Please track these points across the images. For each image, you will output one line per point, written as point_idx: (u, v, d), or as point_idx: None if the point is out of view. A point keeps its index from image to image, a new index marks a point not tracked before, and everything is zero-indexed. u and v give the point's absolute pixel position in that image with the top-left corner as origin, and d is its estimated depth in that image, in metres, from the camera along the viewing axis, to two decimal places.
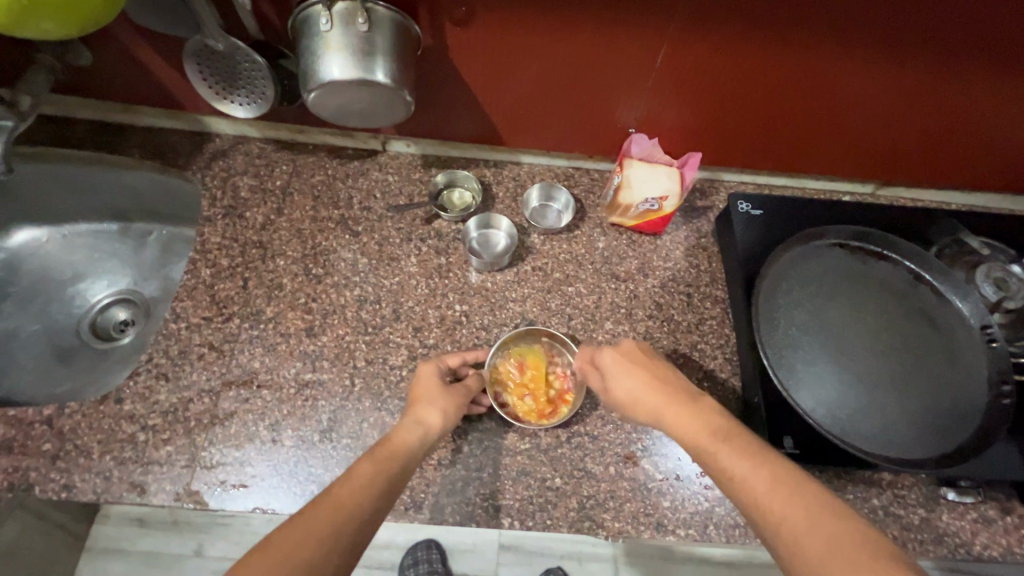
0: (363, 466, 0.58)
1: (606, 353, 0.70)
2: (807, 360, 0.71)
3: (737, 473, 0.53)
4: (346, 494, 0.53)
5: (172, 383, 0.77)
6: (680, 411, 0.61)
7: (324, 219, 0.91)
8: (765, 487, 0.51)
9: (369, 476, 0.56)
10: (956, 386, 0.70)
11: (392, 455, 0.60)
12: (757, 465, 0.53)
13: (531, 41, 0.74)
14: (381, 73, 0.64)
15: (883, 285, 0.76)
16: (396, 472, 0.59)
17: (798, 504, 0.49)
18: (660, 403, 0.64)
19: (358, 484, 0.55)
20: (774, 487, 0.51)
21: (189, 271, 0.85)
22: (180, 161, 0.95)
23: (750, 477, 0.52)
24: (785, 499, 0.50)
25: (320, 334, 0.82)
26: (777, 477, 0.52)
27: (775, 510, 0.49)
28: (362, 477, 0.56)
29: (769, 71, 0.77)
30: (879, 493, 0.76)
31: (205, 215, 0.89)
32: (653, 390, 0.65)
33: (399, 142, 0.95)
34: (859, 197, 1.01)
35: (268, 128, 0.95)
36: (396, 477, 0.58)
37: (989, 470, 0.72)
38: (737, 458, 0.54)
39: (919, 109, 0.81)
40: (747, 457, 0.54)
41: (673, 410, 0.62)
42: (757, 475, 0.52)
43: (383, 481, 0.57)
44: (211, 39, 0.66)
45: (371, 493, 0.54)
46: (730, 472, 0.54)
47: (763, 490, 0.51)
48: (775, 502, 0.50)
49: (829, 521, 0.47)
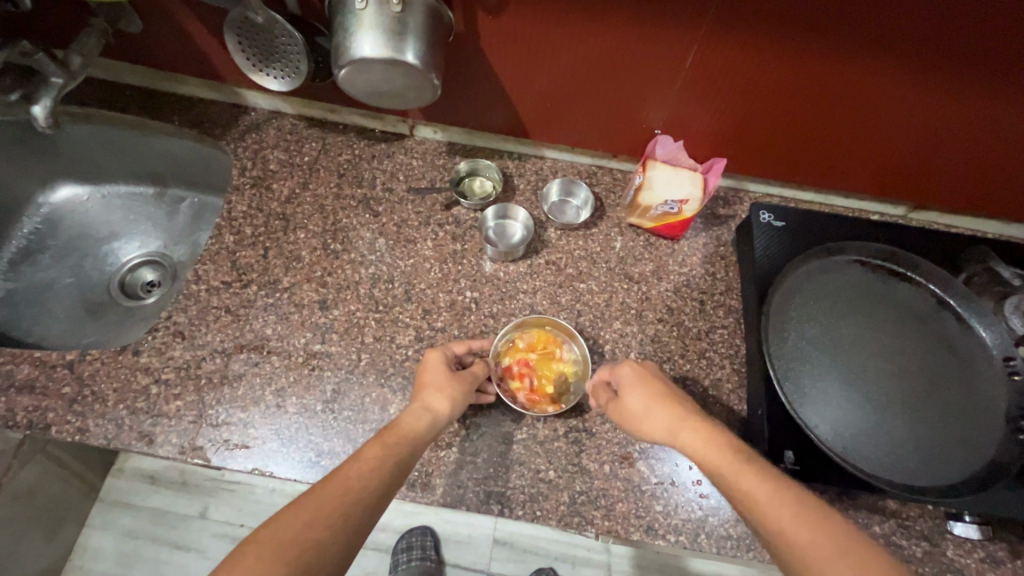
0: (374, 448, 0.59)
1: (625, 367, 0.72)
2: (815, 375, 0.70)
3: (758, 501, 0.52)
4: (357, 475, 0.54)
5: (187, 342, 0.80)
6: (692, 430, 0.62)
7: (347, 197, 0.93)
8: (789, 519, 0.50)
9: (379, 458, 0.58)
10: (970, 417, 0.67)
11: (402, 438, 0.61)
12: (779, 496, 0.52)
13: (560, 34, 0.75)
14: (411, 54, 0.66)
15: (903, 306, 0.74)
16: (407, 456, 0.60)
17: (823, 536, 0.48)
18: (672, 417, 0.64)
19: (369, 467, 0.56)
20: (798, 520, 0.50)
21: (214, 237, 0.88)
22: (216, 131, 0.98)
23: (772, 508, 0.51)
24: (809, 530, 0.49)
25: (333, 308, 0.84)
26: (800, 508, 0.51)
27: (800, 544, 0.48)
28: (372, 458, 0.57)
29: (804, 80, 0.75)
30: (881, 521, 0.74)
31: (234, 183, 0.92)
32: (665, 404, 0.66)
33: (426, 127, 0.97)
34: (888, 218, 0.98)
35: (301, 105, 0.97)
36: (407, 460, 0.59)
37: (1002, 508, 0.69)
38: (756, 485, 0.54)
39: (960, 131, 0.78)
40: (767, 487, 0.53)
41: (683, 428, 0.62)
42: (779, 506, 0.51)
43: (393, 463, 0.58)
44: (250, 11, 0.68)
45: (382, 475, 0.56)
46: (751, 502, 0.53)
47: (786, 523, 0.50)
48: (801, 536, 0.48)
49: (857, 556, 0.46)
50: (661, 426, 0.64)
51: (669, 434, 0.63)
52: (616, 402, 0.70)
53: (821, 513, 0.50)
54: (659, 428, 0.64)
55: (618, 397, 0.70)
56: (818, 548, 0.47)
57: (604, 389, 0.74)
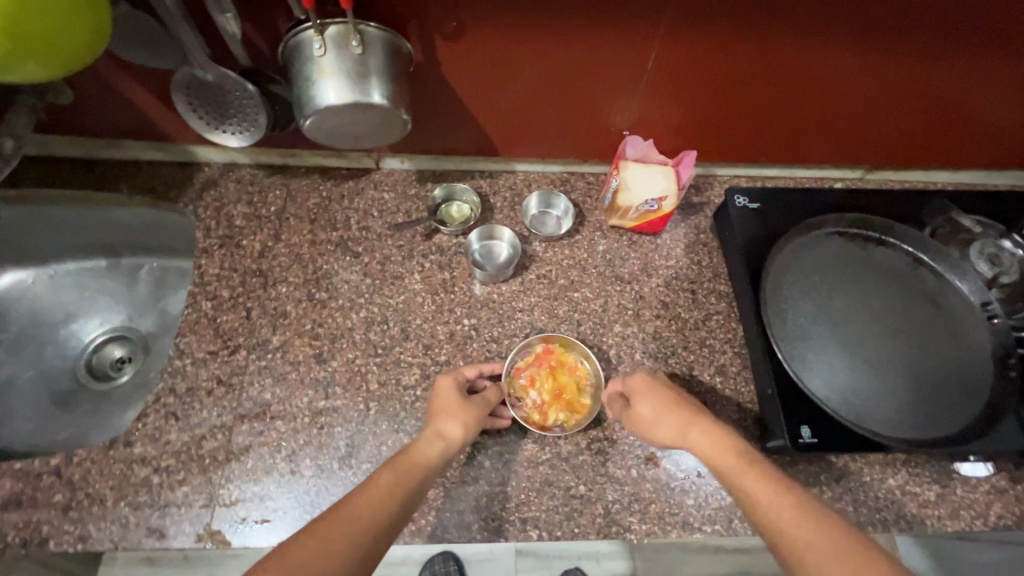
0: (384, 475, 0.58)
1: (637, 376, 0.73)
2: (818, 349, 0.73)
3: (759, 503, 0.54)
4: (365, 504, 0.53)
5: (182, 422, 0.76)
6: (700, 434, 0.63)
7: (323, 242, 0.90)
8: (788, 518, 0.51)
9: (388, 486, 0.56)
10: (962, 364, 0.72)
11: (412, 465, 0.60)
12: (778, 497, 0.54)
13: (521, 51, 0.74)
14: (377, 94, 0.64)
15: (884, 269, 0.78)
16: (416, 484, 0.58)
17: (821, 535, 0.49)
18: (681, 422, 0.66)
19: (378, 495, 0.55)
20: (795, 520, 0.51)
21: (190, 305, 0.83)
22: (171, 194, 0.93)
23: (772, 510, 0.53)
24: (806, 529, 0.50)
25: (330, 359, 0.81)
26: (799, 508, 0.52)
27: (798, 542, 0.50)
28: (382, 486, 0.56)
29: (761, 66, 0.78)
30: (894, 473, 0.78)
31: (201, 246, 0.88)
32: (675, 411, 0.67)
33: (392, 158, 0.95)
34: (849, 183, 1.03)
35: (258, 153, 0.93)
36: (416, 488, 0.58)
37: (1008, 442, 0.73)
38: (758, 487, 0.55)
39: (906, 94, 0.83)
40: (769, 489, 0.55)
41: (692, 432, 0.64)
42: (779, 506, 0.53)
43: (402, 491, 0.56)
44: (199, 70, 0.64)
45: (392, 504, 0.54)
46: (753, 504, 0.55)
47: (784, 522, 0.51)
48: (799, 536, 0.50)
49: (852, 554, 0.47)
50: (671, 433, 0.66)
51: (679, 439, 0.65)
52: (629, 410, 0.71)
53: (822, 514, 0.52)
54: (669, 434, 0.66)
55: (631, 406, 0.72)
56: (814, 547, 0.48)
57: (619, 399, 0.76)
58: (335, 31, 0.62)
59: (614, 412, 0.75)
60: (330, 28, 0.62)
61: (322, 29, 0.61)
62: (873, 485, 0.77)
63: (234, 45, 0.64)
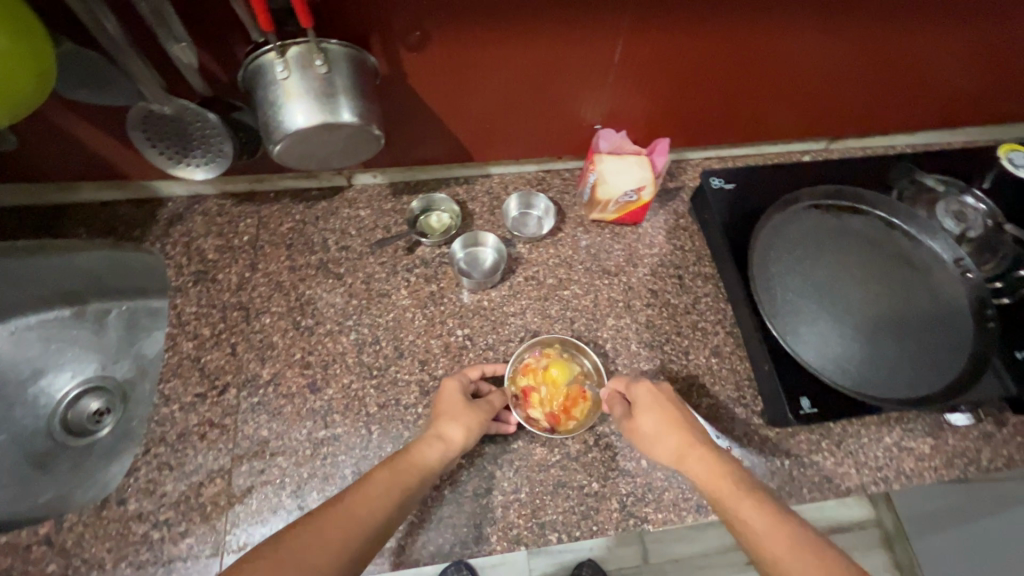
0: (381, 473, 0.60)
1: (643, 387, 0.72)
2: (809, 321, 0.74)
3: (755, 532, 0.55)
4: (359, 503, 0.55)
5: (177, 471, 0.73)
6: (699, 454, 0.64)
7: (303, 267, 0.87)
8: (786, 552, 0.52)
9: (384, 486, 0.58)
10: (943, 319, 0.75)
11: (410, 467, 0.62)
12: (776, 529, 0.54)
13: (487, 55, 0.73)
14: (347, 112, 0.61)
15: (861, 236, 0.80)
16: (414, 486, 0.60)
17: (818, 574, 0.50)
18: (681, 440, 0.66)
19: (373, 494, 0.57)
20: (792, 555, 0.52)
21: (170, 348, 0.80)
22: (136, 233, 0.87)
23: (769, 542, 0.53)
24: (804, 566, 0.51)
25: (325, 388, 0.79)
26: (797, 544, 0.52)
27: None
28: (377, 485, 0.58)
29: (723, 50, 0.78)
30: (890, 431, 0.81)
31: (174, 285, 0.84)
32: (676, 429, 0.67)
33: (364, 174, 0.93)
34: (815, 154, 1.05)
35: (224, 182, 0.90)
36: (412, 490, 0.60)
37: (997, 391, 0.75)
38: (755, 516, 0.56)
39: (862, 64, 0.85)
40: (768, 521, 0.55)
41: (693, 454, 0.64)
42: (776, 538, 0.53)
43: (396, 494, 0.58)
44: (155, 104, 0.61)
45: (387, 505, 0.56)
46: (751, 533, 0.55)
47: (782, 555, 0.52)
48: (796, 572, 0.50)
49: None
50: (669, 450, 0.66)
51: (677, 459, 0.65)
52: (631, 419, 0.70)
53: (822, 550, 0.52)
54: (667, 450, 0.66)
55: (633, 415, 0.70)
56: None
57: (619, 401, 0.74)
58: (296, 51, 0.60)
59: (614, 415, 0.73)
60: (291, 49, 0.59)
61: (283, 51, 0.59)
62: (872, 445, 0.80)
63: (190, 73, 0.61)
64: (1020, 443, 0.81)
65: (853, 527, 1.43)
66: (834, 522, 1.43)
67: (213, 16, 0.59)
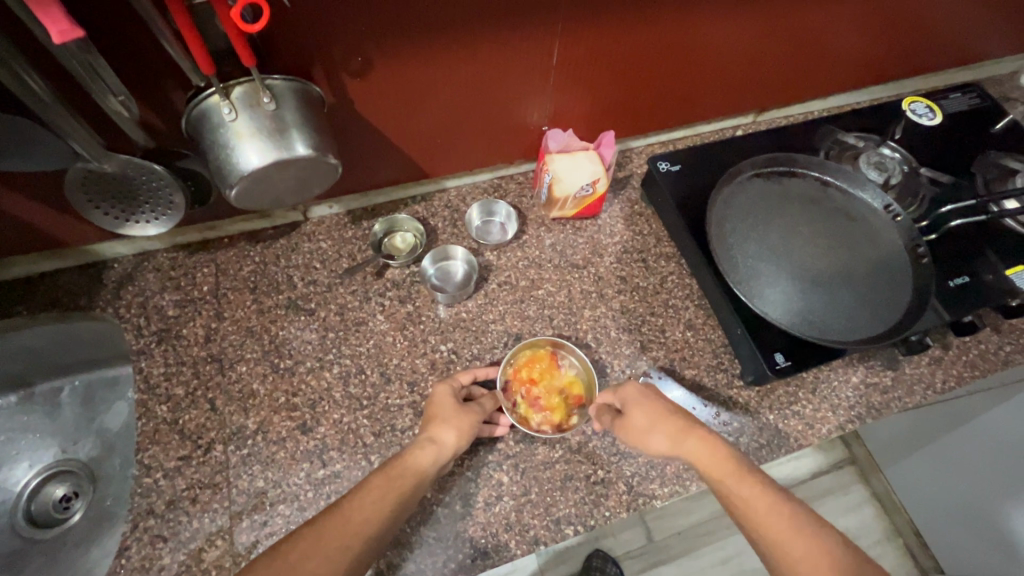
0: (377, 479, 0.62)
1: (631, 387, 0.75)
2: (771, 282, 0.79)
3: (755, 513, 0.59)
4: (357, 508, 0.58)
5: (173, 541, 0.69)
6: (697, 444, 0.66)
7: (272, 308, 0.85)
8: (784, 531, 0.56)
9: (380, 492, 0.60)
10: (884, 261, 0.82)
11: (405, 471, 0.64)
12: (775, 509, 0.58)
13: (431, 73, 0.74)
14: (301, 145, 0.61)
15: (802, 197, 0.87)
16: (409, 492, 0.62)
17: (815, 549, 0.54)
18: (681, 428, 0.68)
19: (370, 499, 0.59)
20: (795, 534, 0.56)
21: (143, 415, 0.76)
22: (83, 301, 0.83)
23: (767, 522, 0.58)
24: (804, 543, 0.55)
25: (317, 426, 0.77)
26: (796, 523, 0.57)
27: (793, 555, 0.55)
28: (374, 491, 0.60)
29: (653, 42, 0.83)
30: (855, 371, 0.87)
31: (136, 348, 0.80)
32: (670, 419, 0.70)
33: (320, 206, 0.91)
34: (745, 127, 1.12)
35: (172, 235, 0.86)
36: (408, 496, 0.62)
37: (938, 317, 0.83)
38: (755, 497, 0.59)
39: (774, 41, 0.92)
40: (767, 499, 0.59)
41: (688, 440, 0.67)
42: (774, 519, 0.57)
43: (394, 498, 0.60)
44: (94, 164, 0.59)
45: (383, 512, 0.59)
46: (749, 511, 0.59)
47: (781, 535, 0.56)
48: (796, 548, 0.55)
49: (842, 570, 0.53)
50: (664, 443, 0.68)
51: (672, 449, 0.68)
52: (622, 419, 0.73)
53: (815, 526, 0.57)
54: (661, 444, 0.68)
55: (624, 414, 0.73)
56: (813, 560, 0.54)
57: (607, 410, 0.76)
58: (241, 92, 0.59)
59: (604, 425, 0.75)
60: (235, 89, 0.58)
61: (226, 92, 0.58)
62: (841, 386, 0.86)
63: (129, 126, 0.59)
64: (965, 361, 0.89)
65: (831, 469, 1.53)
66: (814, 468, 1.52)
67: (147, 65, 0.57)
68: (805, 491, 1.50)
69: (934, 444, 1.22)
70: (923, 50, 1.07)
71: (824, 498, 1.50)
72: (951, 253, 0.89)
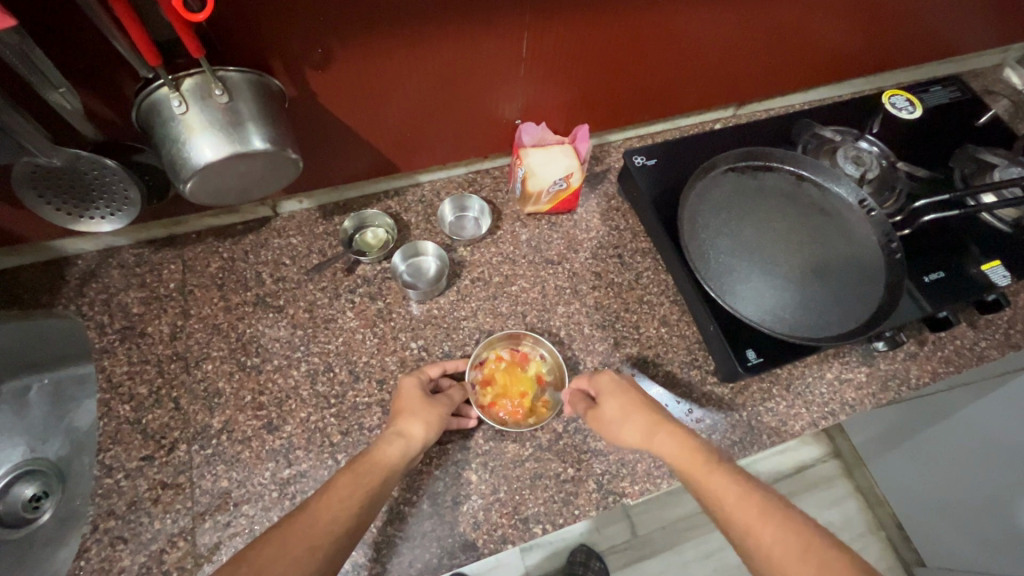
0: (343, 477, 0.61)
1: (604, 376, 0.74)
2: (743, 278, 0.79)
3: (723, 507, 0.58)
4: (325, 508, 0.57)
5: (134, 543, 0.68)
6: (666, 437, 0.66)
7: (239, 305, 0.83)
8: (755, 519, 0.55)
9: (348, 489, 0.59)
10: (858, 256, 0.81)
11: (372, 467, 0.62)
12: (741, 500, 0.57)
13: (396, 65, 0.73)
14: (256, 139, 0.59)
15: (776, 192, 0.86)
16: (377, 487, 0.61)
17: (786, 534, 0.54)
18: (646, 424, 0.68)
19: (337, 497, 0.58)
20: (760, 520, 0.55)
21: (106, 415, 0.75)
22: (44, 299, 0.81)
23: (737, 510, 0.57)
24: (772, 532, 0.54)
25: (283, 425, 0.76)
26: (763, 510, 0.56)
27: (765, 543, 0.54)
28: (342, 489, 0.59)
29: (625, 33, 0.81)
30: (830, 367, 0.87)
31: (99, 347, 0.79)
32: (640, 413, 0.69)
33: (290, 201, 0.90)
34: (725, 121, 1.11)
35: (137, 230, 0.84)
36: (376, 491, 0.61)
37: (913, 312, 0.82)
38: (721, 491, 0.59)
39: (750, 33, 0.91)
40: (732, 490, 0.58)
41: (659, 433, 0.66)
42: (743, 507, 0.57)
43: (362, 494, 0.59)
44: (41, 158, 0.57)
45: (351, 508, 0.58)
46: (716, 503, 0.59)
47: (750, 524, 0.55)
48: (765, 534, 0.54)
49: (819, 554, 0.51)
50: (637, 433, 0.68)
51: (644, 442, 0.67)
52: (595, 408, 0.73)
53: (781, 512, 0.56)
54: (636, 434, 0.68)
55: (597, 404, 0.73)
56: (780, 548, 0.53)
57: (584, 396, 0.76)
58: (192, 84, 0.57)
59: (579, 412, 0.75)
60: (185, 81, 0.56)
61: (176, 84, 0.56)
62: (816, 383, 0.86)
63: (76, 120, 0.57)
64: (941, 357, 0.89)
65: (816, 462, 1.53)
66: (798, 461, 1.53)
67: (94, 56, 0.56)
68: (790, 485, 1.51)
69: (915, 437, 1.22)
70: (903, 43, 1.06)
71: (808, 491, 1.50)
72: (928, 248, 0.88)
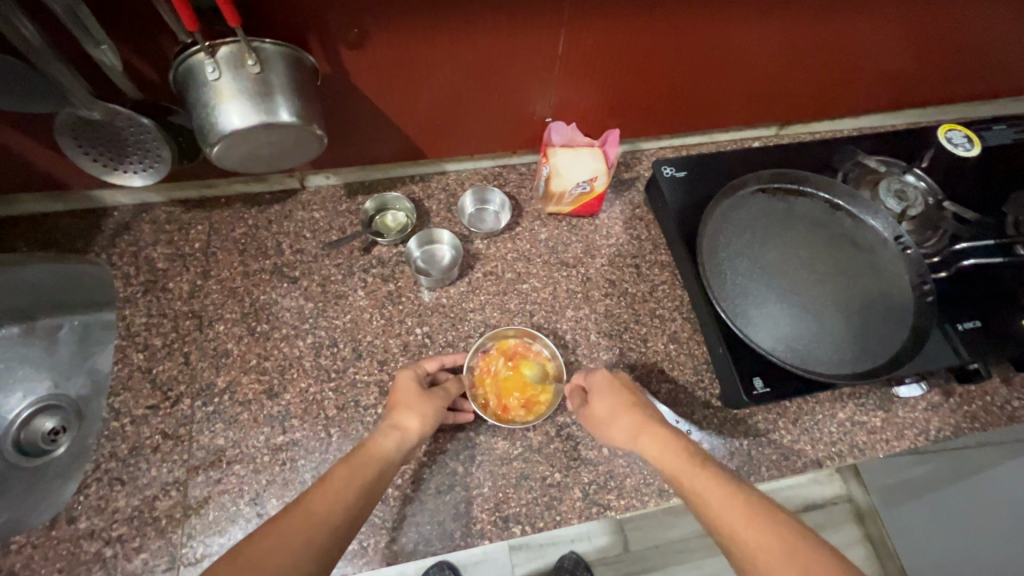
0: (338, 470, 0.58)
1: (597, 374, 0.74)
2: (758, 303, 0.76)
3: (708, 505, 0.55)
4: (320, 498, 0.54)
5: (130, 486, 0.71)
6: (652, 437, 0.64)
7: (257, 271, 0.86)
8: (740, 518, 0.52)
9: (346, 478, 0.57)
10: (885, 295, 0.77)
11: (368, 460, 0.61)
12: (729, 499, 0.54)
13: (429, 51, 0.73)
14: (283, 111, 0.60)
15: (807, 218, 0.82)
16: (373, 480, 0.59)
17: (771, 536, 0.50)
18: (635, 422, 0.66)
19: (331, 489, 0.55)
20: (748, 519, 0.51)
21: (120, 360, 0.78)
22: (80, 245, 0.86)
23: (722, 511, 0.53)
24: (756, 532, 0.50)
25: (283, 393, 0.78)
26: (751, 510, 0.52)
27: (749, 544, 0.50)
28: (337, 482, 0.57)
29: (666, 39, 0.79)
30: (843, 407, 0.83)
31: (122, 296, 0.82)
32: (629, 411, 0.68)
33: (317, 175, 0.92)
34: (765, 139, 1.07)
35: (171, 189, 0.88)
36: (372, 485, 0.59)
37: (940, 360, 0.78)
38: (708, 490, 0.55)
39: (801, 51, 0.87)
40: (719, 492, 0.55)
41: (645, 433, 0.64)
42: (727, 505, 0.53)
43: (359, 484, 0.58)
44: (82, 109, 0.60)
45: (347, 501, 0.55)
46: (704, 503, 0.55)
47: (736, 523, 0.52)
48: (749, 536, 0.50)
49: (804, 553, 0.48)
50: (626, 433, 0.66)
51: (633, 438, 0.65)
52: (587, 408, 0.72)
53: (767, 514, 0.52)
54: (624, 433, 0.67)
55: (589, 403, 0.72)
56: (764, 550, 0.49)
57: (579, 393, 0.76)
58: (227, 52, 0.59)
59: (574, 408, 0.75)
60: (220, 49, 0.58)
61: (211, 51, 0.58)
62: (825, 421, 0.82)
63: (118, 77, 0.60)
64: (966, 411, 0.84)
65: (825, 503, 1.47)
66: (807, 498, 1.47)
67: (139, 19, 0.58)
68: None
69: (937, 489, 1.16)
70: (969, 75, 1.00)
71: None
72: (967, 294, 0.83)
